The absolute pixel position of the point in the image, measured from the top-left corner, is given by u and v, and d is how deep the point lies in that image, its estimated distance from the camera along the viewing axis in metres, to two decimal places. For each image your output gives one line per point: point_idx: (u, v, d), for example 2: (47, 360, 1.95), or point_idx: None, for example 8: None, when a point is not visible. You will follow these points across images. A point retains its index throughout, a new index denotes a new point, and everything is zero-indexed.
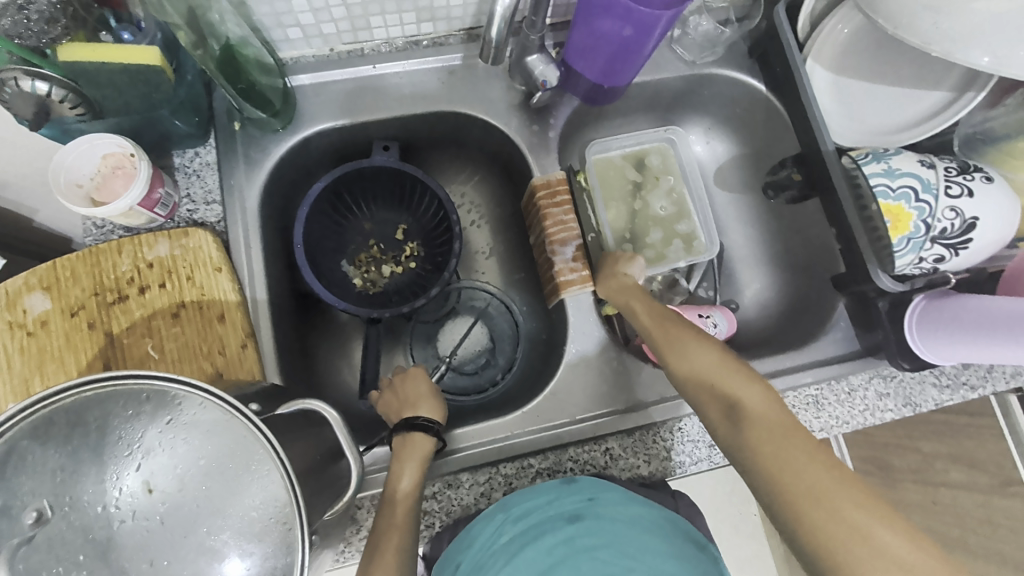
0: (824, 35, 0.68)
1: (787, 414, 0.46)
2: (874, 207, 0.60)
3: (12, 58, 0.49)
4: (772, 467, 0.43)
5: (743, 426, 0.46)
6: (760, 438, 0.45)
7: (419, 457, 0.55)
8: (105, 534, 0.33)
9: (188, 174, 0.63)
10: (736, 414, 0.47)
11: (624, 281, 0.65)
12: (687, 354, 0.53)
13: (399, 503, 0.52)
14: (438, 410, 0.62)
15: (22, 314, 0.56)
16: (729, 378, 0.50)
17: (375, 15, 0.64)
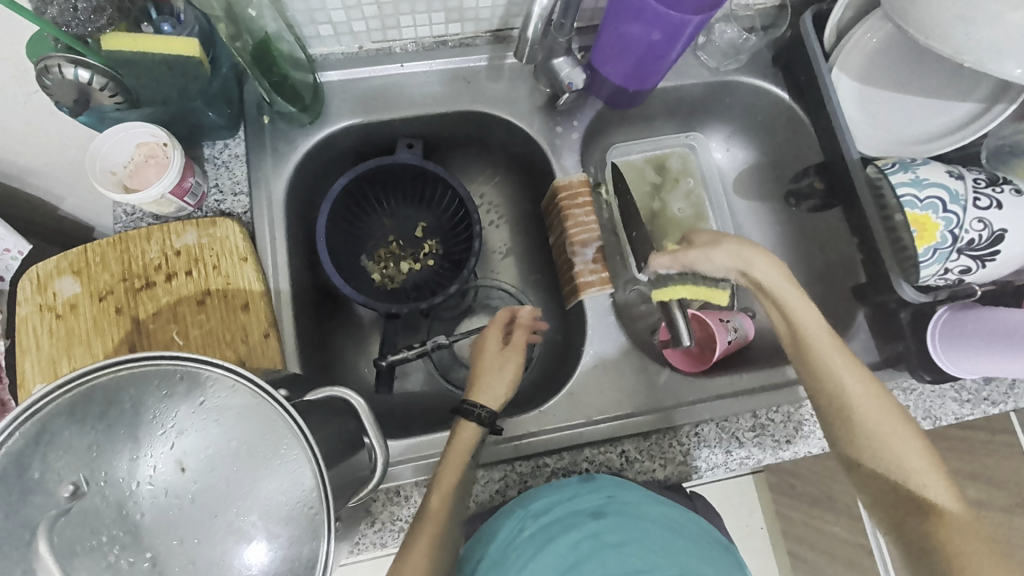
0: (851, 44, 0.68)
1: (974, 520, 0.49)
2: (899, 216, 0.60)
3: (59, 48, 0.51)
4: (949, 549, 0.48)
5: (936, 527, 0.49)
6: (953, 540, 0.48)
7: (460, 451, 0.55)
8: (137, 511, 0.33)
9: (216, 165, 0.64)
10: (929, 511, 0.50)
11: (794, 293, 0.57)
12: (883, 428, 0.53)
13: (439, 497, 0.52)
14: (498, 389, 0.58)
15: (52, 297, 0.57)
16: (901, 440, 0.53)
17: (405, 14, 0.65)
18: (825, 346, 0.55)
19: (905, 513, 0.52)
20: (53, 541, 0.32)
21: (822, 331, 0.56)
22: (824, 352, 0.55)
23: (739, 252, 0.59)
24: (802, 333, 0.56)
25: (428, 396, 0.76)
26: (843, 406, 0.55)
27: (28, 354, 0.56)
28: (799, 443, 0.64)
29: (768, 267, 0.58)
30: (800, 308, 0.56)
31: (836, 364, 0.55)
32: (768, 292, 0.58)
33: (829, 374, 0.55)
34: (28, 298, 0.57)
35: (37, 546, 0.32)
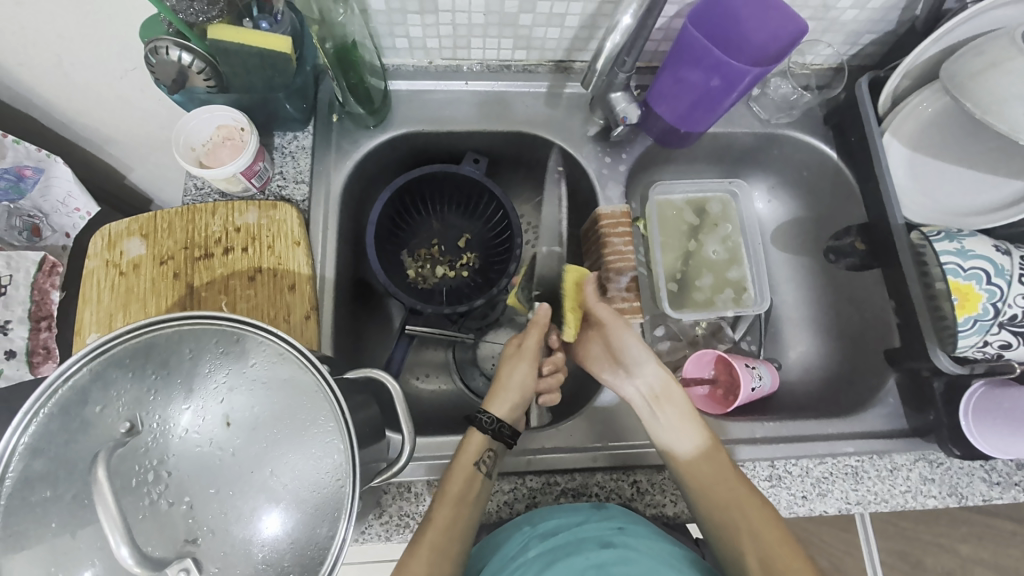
0: (906, 111, 0.70)
1: None
2: (941, 284, 0.61)
3: (171, 31, 0.57)
4: None
5: None
6: None
7: (467, 461, 0.55)
8: (184, 455, 0.37)
9: (284, 154, 0.69)
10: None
11: (694, 425, 0.58)
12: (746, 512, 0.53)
13: (444, 504, 0.52)
14: (510, 401, 0.60)
15: (119, 255, 0.61)
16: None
17: (477, 37, 0.69)
18: (724, 482, 0.55)
19: None
20: (108, 469, 0.35)
21: (726, 466, 0.56)
22: (730, 489, 0.55)
23: (647, 361, 0.62)
24: (701, 466, 0.56)
25: (445, 400, 0.77)
26: (752, 546, 0.52)
27: (89, 304, 0.60)
28: (813, 500, 0.63)
29: (673, 396, 0.60)
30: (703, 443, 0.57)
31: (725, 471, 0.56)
32: (671, 422, 0.59)
33: (733, 508, 0.54)
34: (98, 253, 0.61)
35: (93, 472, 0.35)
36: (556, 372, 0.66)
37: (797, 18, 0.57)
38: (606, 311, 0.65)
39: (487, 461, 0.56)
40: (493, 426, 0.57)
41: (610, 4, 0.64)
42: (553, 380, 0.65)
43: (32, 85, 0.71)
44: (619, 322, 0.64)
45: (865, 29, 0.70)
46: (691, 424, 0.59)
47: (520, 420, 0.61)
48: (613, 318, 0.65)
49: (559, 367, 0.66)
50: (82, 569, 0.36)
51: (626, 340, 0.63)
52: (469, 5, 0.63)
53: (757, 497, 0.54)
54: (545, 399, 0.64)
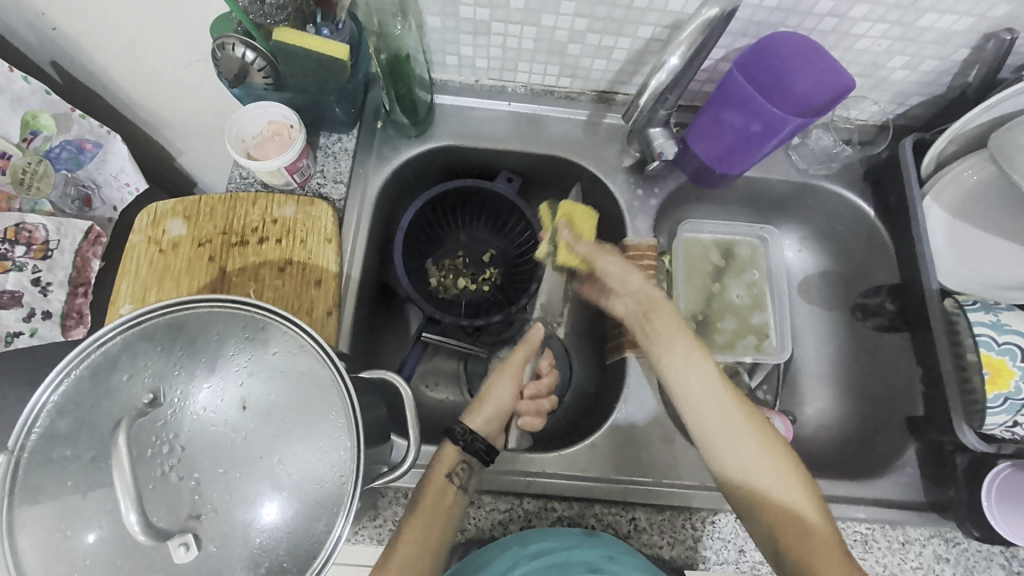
0: (949, 177, 0.69)
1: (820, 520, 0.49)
2: (972, 356, 0.59)
3: (238, 30, 0.61)
4: (811, 552, 0.48)
5: (802, 535, 0.48)
6: (818, 543, 0.48)
7: (439, 472, 0.54)
8: (200, 430, 0.38)
9: (327, 154, 0.71)
10: (794, 525, 0.49)
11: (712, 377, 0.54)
12: (733, 439, 0.52)
13: (415, 519, 0.51)
14: (486, 412, 0.59)
15: (161, 233, 0.64)
16: (821, 533, 0.48)
17: (524, 61, 0.71)
18: (740, 437, 0.52)
19: (781, 530, 0.49)
20: (127, 437, 0.36)
21: (741, 422, 0.52)
22: (743, 437, 0.52)
23: (648, 292, 0.61)
24: (716, 423, 0.53)
25: (450, 410, 0.77)
26: (781, 520, 0.49)
27: (126, 276, 0.63)
28: None
29: (688, 347, 0.56)
30: (719, 398, 0.53)
31: (713, 392, 0.54)
32: (686, 374, 0.55)
33: (725, 433, 0.52)
34: (142, 229, 0.64)
35: (115, 436, 0.37)
36: (536, 398, 0.65)
37: (845, 73, 0.57)
38: (581, 247, 0.67)
39: (461, 473, 0.55)
40: (466, 437, 0.56)
41: (659, 42, 0.65)
42: (533, 404, 0.64)
43: (107, 66, 0.76)
44: (601, 256, 0.65)
45: (913, 91, 0.69)
46: (710, 377, 0.54)
47: (497, 437, 0.60)
48: (594, 252, 0.65)
49: (540, 393, 0.66)
50: (87, 531, 0.37)
51: (611, 269, 0.64)
52: (521, 31, 0.65)
53: (756, 430, 0.52)
54: (526, 421, 0.63)
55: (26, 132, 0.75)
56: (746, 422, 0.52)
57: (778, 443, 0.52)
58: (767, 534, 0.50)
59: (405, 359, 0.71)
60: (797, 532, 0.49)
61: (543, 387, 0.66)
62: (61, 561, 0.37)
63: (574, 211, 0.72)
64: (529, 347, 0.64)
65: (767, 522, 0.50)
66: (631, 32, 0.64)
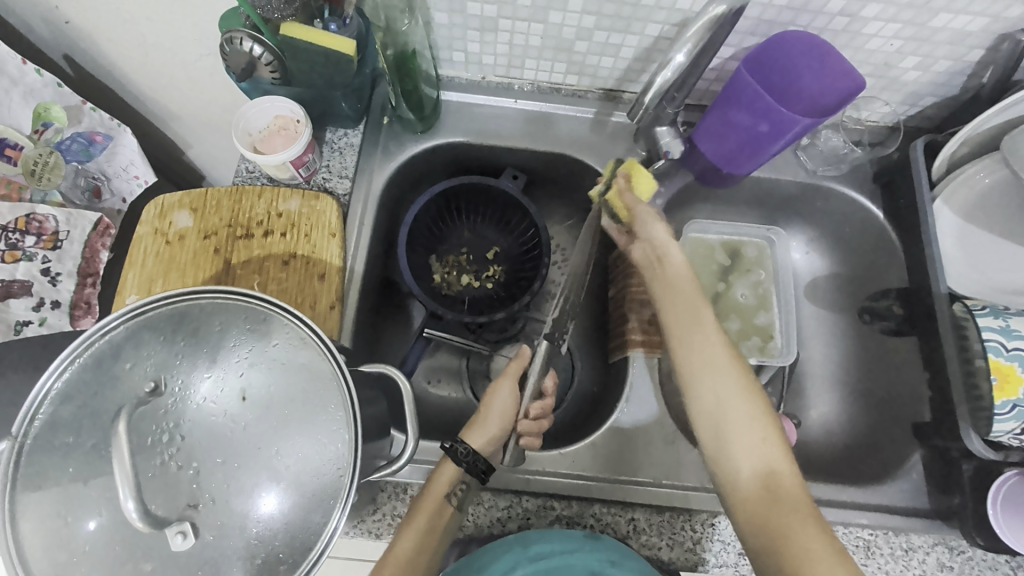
0: (961, 179, 0.67)
1: (799, 491, 0.44)
2: (980, 361, 0.58)
3: (247, 24, 0.61)
4: (780, 518, 0.44)
5: (774, 500, 0.44)
6: (790, 512, 0.44)
7: (436, 492, 0.53)
8: (200, 420, 0.39)
9: (333, 148, 0.71)
10: (769, 489, 0.45)
11: (711, 327, 0.50)
12: (721, 391, 0.48)
13: (407, 538, 0.51)
14: (486, 430, 0.58)
15: (168, 225, 0.65)
16: (796, 499, 0.44)
17: (531, 58, 0.71)
18: (729, 390, 0.48)
19: (755, 490, 0.45)
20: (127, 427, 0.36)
21: (738, 377, 0.48)
22: (734, 390, 0.48)
23: (668, 245, 0.56)
24: (706, 373, 0.49)
25: (452, 407, 0.77)
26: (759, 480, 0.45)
27: (133, 267, 0.63)
28: None
29: (691, 294, 0.52)
30: (713, 347, 0.49)
31: (709, 342, 0.50)
32: (686, 322, 0.51)
33: (717, 384, 0.48)
34: (149, 221, 0.65)
35: (116, 424, 0.37)
36: (541, 418, 0.62)
37: (856, 73, 0.56)
38: (629, 196, 0.61)
39: (458, 495, 0.54)
40: (466, 457, 0.54)
41: (667, 40, 0.65)
42: (537, 423, 0.61)
43: (118, 59, 0.77)
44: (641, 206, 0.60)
45: (926, 92, 0.68)
46: (709, 327, 0.50)
47: (496, 455, 0.59)
48: (636, 202, 0.60)
49: (545, 412, 0.62)
50: (88, 518, 0.37)
51: (642, 215, 0.59)
52: (528, 27, 0.65)
53: (751, 386, 0.48)
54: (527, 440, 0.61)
55: (38, 124, 0.76)
56: (739, 376, 0.48)
57: (768, 406, 0.48)
58: (739, 493, 0.46)
59: (408, 354, 0.71)
60: (770, 494, 0.45)
61: (548, 406, 0.62)
62: (62, 547, 0.37)
63: (636, 170, 0.64)
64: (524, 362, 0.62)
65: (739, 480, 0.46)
66: (638, 30, 0.63)
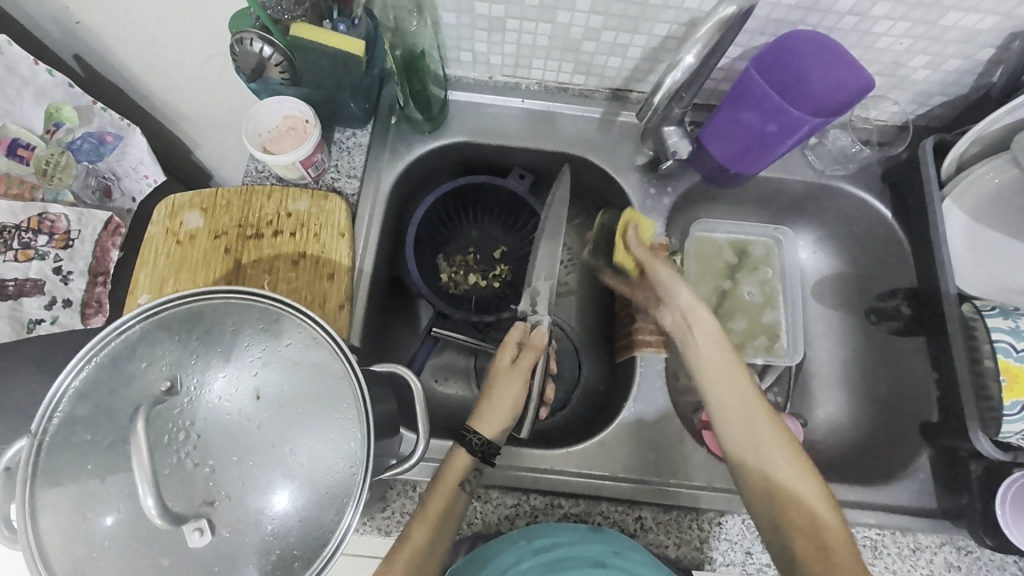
0: (970, 179, 0.67)
1: (842, 534, 0.48)
2: (989, 362, 0.58)
3: (257, 25, 0.61)
4: (829, 561, 0.47)
5: (821, 545, 0.47)
6: (837, 556, 0.47)
7: (452, 478, 0.54)
8: (215, 419, 0.39)
9: (341, 148, 0.72)
10: (814, 534, 0.48)
11: (743, 385, 0.54)
12: (760, 441, 0.52)
13: (421, 524, 0.51)
14: (499, 419, 0.57)
15: (179, 225, 0.65)
16: (842, 547, 0.47)
17: (539, 58, 0.71)
18: (767, 439, 0.52)
19: (800, 535, 0.48)
20: (144, 424, 0.37)
21: (774, 428, 0.52)
22: (771, 447, 0.51)
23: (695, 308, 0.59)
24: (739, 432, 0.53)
25: (459, 406, 0.77)
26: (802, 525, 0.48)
27: (145, 267, 0.64)
28: None
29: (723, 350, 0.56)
30: (747, 398, 0.53)
31: (744, 395, 0.54)
32: (720, 377, 0.55)
33: (754, 435, 0.52)
34: (160, 221, 0.65)
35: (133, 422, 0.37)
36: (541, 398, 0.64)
37: (864, 72, 0.56)
38: (641, 252, 0.65)
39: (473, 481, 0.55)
40: (482, 449, 0.55)
41: (675, 40, 0.65)
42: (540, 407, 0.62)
43: (129, 59, 0.77)
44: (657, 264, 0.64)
45: (935, 91, 0.68)
46: (742, 385, 0.54)
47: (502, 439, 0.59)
48: (649, 258, 0.64)
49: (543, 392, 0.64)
50: (106, 514, 0.38)
51: (663, 276, 0.63)
52: (536, 27, 0.65)
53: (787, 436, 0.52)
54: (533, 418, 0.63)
55: (50, 124, 0.76)
56: (776, 432, 0.52)
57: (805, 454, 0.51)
58: (784, 539, 0.49)
59: (416, 352, 0.72)
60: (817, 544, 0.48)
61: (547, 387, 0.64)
62: (81, 543, 0.38)
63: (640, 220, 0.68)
64: (538, 349, 0.61)
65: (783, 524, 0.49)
66: (647, 30, 0.63)
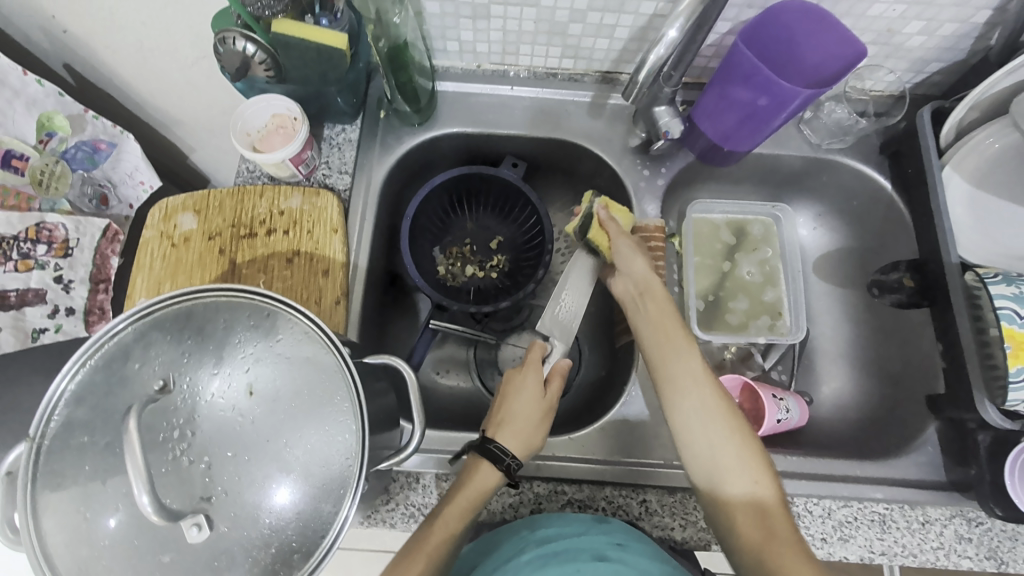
0: (971, 145, 0.66)
1: (790, 532, 0.49)
2: (994, 330, 0.57)
3: (239, 23, 0.61)
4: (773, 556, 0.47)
5: (769, 541, 0.48)
6: (782, 551, 0.47)
7: (477, 488, 0.54)
8: (210, 416, 0.40)
9: (331, 145, 0.72)
10: (764, 529, 0.49)
11: (708, 390, 0.54)
12: (713, 437, 0.53)
13: (436, 529, 0.52)
14: (532, 440, 0.58)
15: (173, 228, 0.65)
16: (789, 542, 0.48)
17: (525, 44, 0.71)
18: (721, 438, 0.52)
19: (749, 529, 0.49)
20: (138, 424, 0.37)
21: (732, 432, 0.53)
22: (732, 460, 0.52)
23: (650, 280, 0.61)
24: (708, 434, 0.53)
25: (461, 398, 0.78)
26: (754, 519, 0.50)
27: (142, 271, 0.64)
28: (833, 544, 0.60)
29: (687, 347, 0.56)
30: (703, 392, 0.54)
31: (701, 390, 0.54)
32: (680, 373, 0.55)
33: (711, 428, 0.53)
34: (154, 225, 0.66)
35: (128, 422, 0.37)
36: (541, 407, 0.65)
37: (856, 41, 0.55)
38: (612, 227, 0.64)
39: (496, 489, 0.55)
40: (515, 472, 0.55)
41: (662, 17, 0.64)
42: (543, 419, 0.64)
43: (117, 66, 0.77)
44: (620, 239, 0.63)
45: (932, 57, 0.66)
46: (706, 392, 0.54)
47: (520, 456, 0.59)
48: (613, 236, 0.64)
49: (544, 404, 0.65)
50: (107, 515, 0.38)
51: (623, 252, 0.62)
52: (521, 12, 0.65)
53: (743, 436, 0.53)
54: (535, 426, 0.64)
55: (42, 134, 0.76)
56: (731, 427, 0.53)
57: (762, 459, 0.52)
58: (733, 533, 0.50)
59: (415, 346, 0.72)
60: (764, 527, 0.49)
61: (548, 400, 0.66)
62: (83, 543, 0.38)
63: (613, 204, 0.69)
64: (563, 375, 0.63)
65: (730, 513, 0.51)
66: (632, 8, 0.62)
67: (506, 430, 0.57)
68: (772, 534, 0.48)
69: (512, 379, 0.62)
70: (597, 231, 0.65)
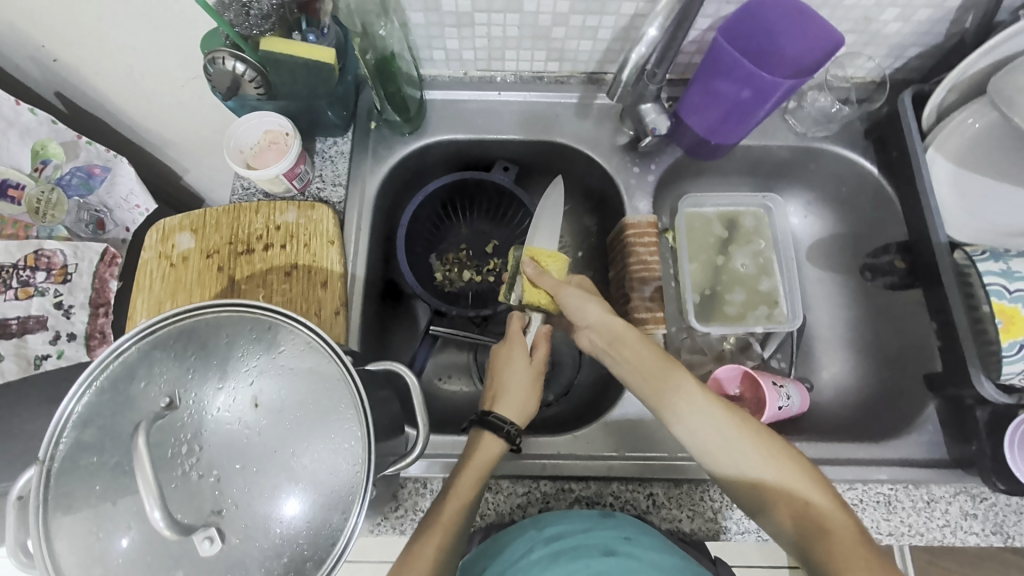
0: (953, 126, 0.67)
1: (842, 518, 0.49)
2: (986, 308, 0.58)
3: (227, 43, 0.61)
4: (835, 553, 0.48)
5: (825, 537, 0.49)
6: (839, 544, 0.48)
7: (484, 457, 0.55)
8: (218, 429, 0.40)
9: (324, 157, 0.72)
10: (818, 529, 0.49)
11: (713, 412, 0.53)
12: (736, 459, 0.52)
13: (450, 500, 0.53)
14: (528, 406, 0.61)
15: (171, 248, 0.66)
16: (844, 532, 0.48)
17: (510, 49, 0.72)
18: (748, 453, 0.52)
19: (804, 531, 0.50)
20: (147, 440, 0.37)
21: (750, 446, 0.52)
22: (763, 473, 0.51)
23: (609, 324, 0.59)
24: (727, 458, 0.52)
25: (464, 402, 0.78)
26: (804, 518, 0.50)
27: (142, 292, 0.65)
28: None
29: (680, 379, 0.55)
30: (712, 416, 0.53)
31: (710, 412, 0.53)
32: (683, 406, 0.54)
33: (732, 448, 0.52)
34: (152, 245, 0.66)
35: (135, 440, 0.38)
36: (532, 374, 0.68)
37: (832, 30, 0.56)
38: (547, 282, 0.61)
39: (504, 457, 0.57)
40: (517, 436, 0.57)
41: (643, 17, 0.65)
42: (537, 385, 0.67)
43: (108, 91, 0.78)
44: (562, 290, 0.61)
45: (909, 43, 0.68)
46: (713, 412, 0.53)
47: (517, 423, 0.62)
48: (556, 287, 0.61)
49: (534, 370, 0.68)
50: (119, 535, 0.39)
51: (572, 304, 0.60)
52: (504, 19, 0.66)
53: (763, 439, 0.52)
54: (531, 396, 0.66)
55: (37, 161, 0.78)
56: (750, 437, 0.52)
57: (792, 453, 0.52)
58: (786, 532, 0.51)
59: (415, 353, 0.73)
60: (813, 527, 0.49)
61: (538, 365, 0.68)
62: (97, 563, 0.39)
63: (538, 252, 0.64)
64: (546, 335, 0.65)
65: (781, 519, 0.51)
66: (613, 9, 0.64)
67: (501, 402, 0.60)
68: (822, 527, 0.49)
69: (499, 352, 0.63)
70: (530, 291, 0.63)
